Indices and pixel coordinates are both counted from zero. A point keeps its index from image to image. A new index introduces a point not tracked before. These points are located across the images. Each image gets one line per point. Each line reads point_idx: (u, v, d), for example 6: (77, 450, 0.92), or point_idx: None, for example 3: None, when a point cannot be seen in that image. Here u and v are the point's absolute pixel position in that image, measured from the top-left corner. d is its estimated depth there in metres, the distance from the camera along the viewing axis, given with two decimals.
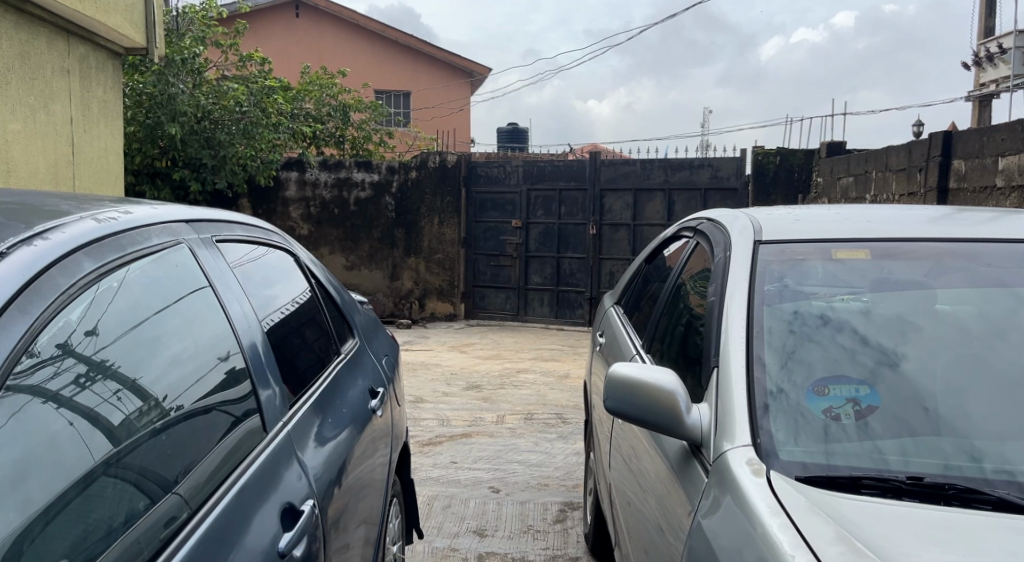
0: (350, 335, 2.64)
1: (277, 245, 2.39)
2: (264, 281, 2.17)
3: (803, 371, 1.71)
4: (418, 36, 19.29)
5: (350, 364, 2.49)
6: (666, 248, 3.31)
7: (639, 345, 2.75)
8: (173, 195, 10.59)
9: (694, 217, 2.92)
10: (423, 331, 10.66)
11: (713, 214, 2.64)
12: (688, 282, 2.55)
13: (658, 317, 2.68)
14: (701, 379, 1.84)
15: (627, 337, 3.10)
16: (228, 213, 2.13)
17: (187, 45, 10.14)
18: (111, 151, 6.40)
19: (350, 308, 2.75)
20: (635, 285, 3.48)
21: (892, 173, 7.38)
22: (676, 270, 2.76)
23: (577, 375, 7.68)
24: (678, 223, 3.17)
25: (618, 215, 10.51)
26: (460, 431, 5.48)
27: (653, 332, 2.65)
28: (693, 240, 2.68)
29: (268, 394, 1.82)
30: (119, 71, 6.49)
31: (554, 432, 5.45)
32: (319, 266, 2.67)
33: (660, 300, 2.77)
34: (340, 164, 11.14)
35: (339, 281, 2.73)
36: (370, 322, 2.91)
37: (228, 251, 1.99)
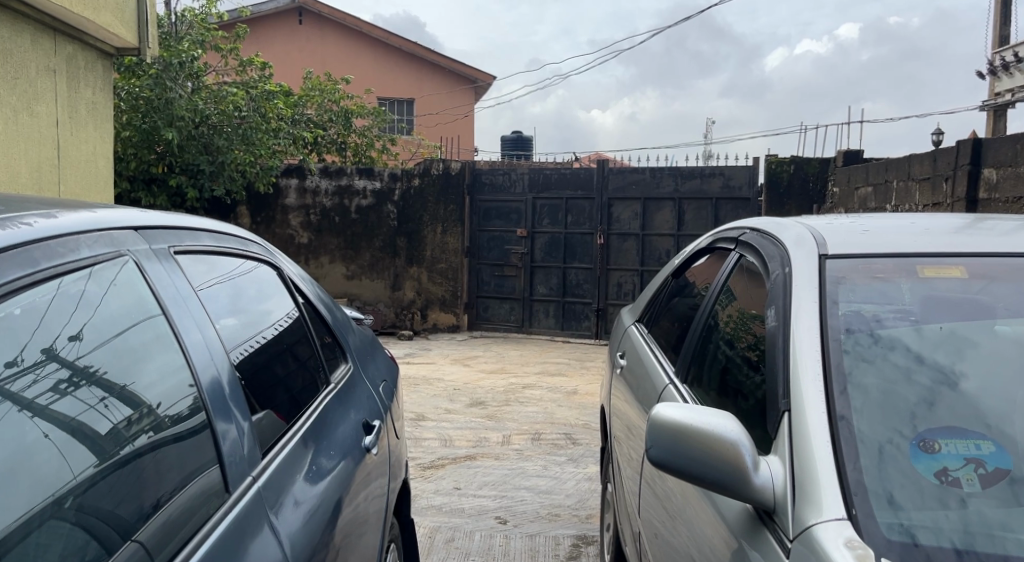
0: (341, 358, 2.33)
1: (257, 256, 2.09)
2: (241, 299, 1.87)
3: (874, 408, 1.43)
4: (421, 43, 19.05)
5: (343, 389, 2.20)
6: (697, 261, 3.00)
7: (672, 371, 2.45)
8: (170, 202, 10.34)
9: (733, 226, 2.62)
10: (424, 343, 10.33)
11: (758, 224, 2.33)
12: (732, 301, 2.24)
13: (694, 341, 2.37)
14: (769, 429, 1.53)
15: (655, 360, 2.80)
16: (194, 219, 1.82)
17: (185, 48, 9.89)
18: (100, 155, 6.14)
19: (342, 325, 2.46)
20: (659, 301, 3.18)
21: (915, 182, 7.09)
22: (714, 286, 2.45)
23: (585, 392, 7.36)
24: (713, 233, 2.86)
25: (627, 225, 10.21)
26: (464, 453, 5.16)
27: (689, 356, 2.35)
28: (735, 252, 2.37)
29: (241, 433, 1.53)
30: (110, 72, 6.23)
31: (563, 455, 5.14)
32: (304, 276, 2.39)
33: (695, 321, 2.46)
34: (341, 171, 10.85)
35: (329, 296, 2.44)
36: (366, 341, 2.61)
37: (196, 265, 1.69)
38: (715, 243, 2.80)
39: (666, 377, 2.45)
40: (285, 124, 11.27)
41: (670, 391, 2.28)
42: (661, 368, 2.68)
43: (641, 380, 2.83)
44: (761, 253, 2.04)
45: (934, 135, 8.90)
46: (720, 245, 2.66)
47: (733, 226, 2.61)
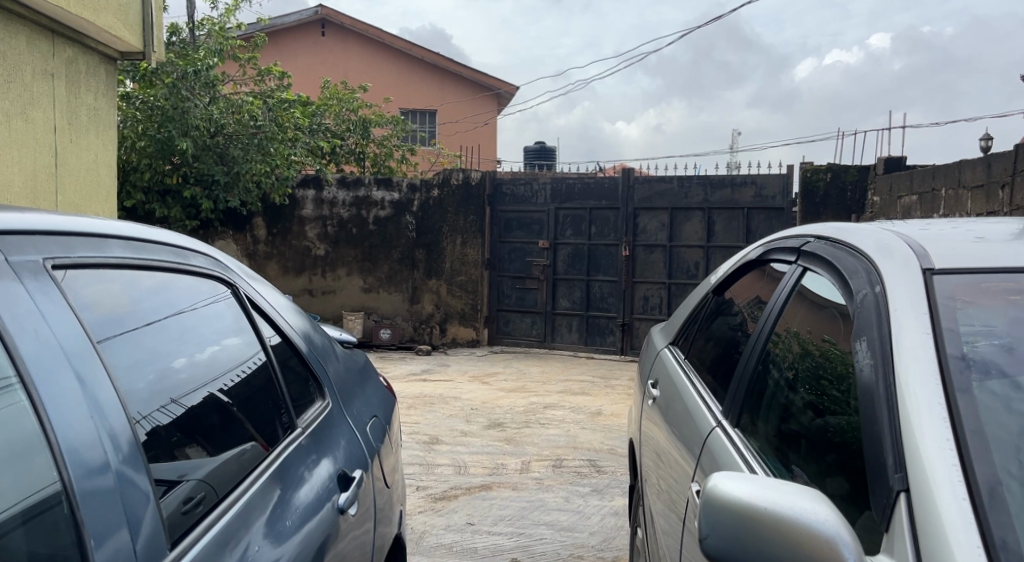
0: (317, 396, 1.96)
1: (201, 271, 1.70)
2: (204, 329, 1.64)
3: (987, 461, 1.07)
4: (443, 54, 18.83)
5: (324, 420, 1.90)
6: (742, 274, 2.59)
7: (721, 409, 2.03)
8: (184, 214, 10.12)
9: (790, 232, 2.23)
10: (443, 359, 9.95)
11: (826, 229, 1.93)
12: (797, 325, 1.84)
13: (753, 374, 1.95)
14: (877, 518, 1.13)
15: (695, 388, 2.37)
16: (105, 222, 1.42)
17: (201, 55, 9.74)
18: (103, 164, 5.88)
19: (316, 342, 2.11)
20: (698, 322, 2.75)
21: (967, 190, 6.64)
22: (770, 308, 2.04)
23: (610, 413, 6.93)
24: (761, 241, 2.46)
25: (654, 236, 9.79)
26: (479, 483, 4.77)
27: (747, 390, 1.93)
28: (799, 263, 1.96)
29: (144, 501, 1.13)
30: (113, 76, 5.96)
31: (587, 485, 4.73)
32: (267, 289, 2.04)
33: (750, 348, 2.06)
34: (359, 181, 10.56)
35: (302, 321, 2.09)
36: (351, 370, 2.24)
37: (99, 287, 1.28)
38: (763, 253, 2.39)
39: (712, 417, 2.03)
40: (301, 134, 11.03)
41: (718, 434, 1.89)
42: (700, 398, 2.26)
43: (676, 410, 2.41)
44: (838, 264, 1.63)
45: (982, 142, 8.40)
46: (773, 257, 2.26)
47: (792, 231, 2.22)
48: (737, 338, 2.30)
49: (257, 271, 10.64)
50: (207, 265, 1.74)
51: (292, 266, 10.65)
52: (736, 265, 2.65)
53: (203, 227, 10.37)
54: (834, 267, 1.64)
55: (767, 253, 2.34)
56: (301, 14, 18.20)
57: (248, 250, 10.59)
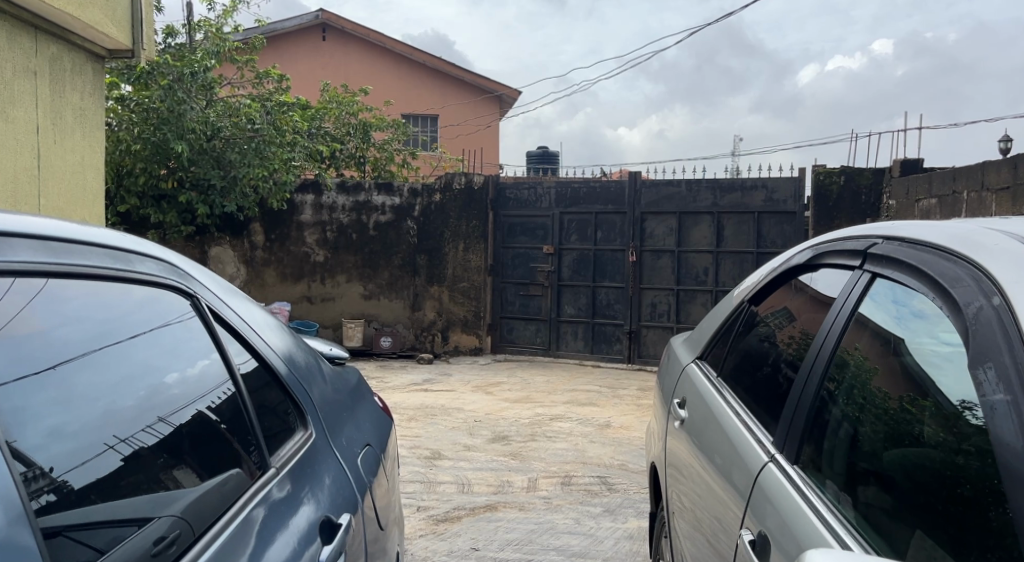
0: (298, 426, 1.69)
1: (148, 277, 1.40)
2: (199, 338, 1.51)
3: None
4: (444, 58, 18.63)
5: (305, 452, 1.64)
6: (776, 282, 2.34)
7: (777, 445, 1.75)
8: (180, 219, 9.88)
9: (846, 233, 1.96)
10: (445, 367, 9.66)
11: (898, 229, 1.67)
12: (870, 347, 1.59)
13: (818, 403, 1.68)
14: None
15: (734, 408, 2.12)
16: (44, 223, 1.18)
17: (199, 57, 9.53)
18: (89, 167, 5.62)
19: (296, 360, 1.83)
20: (731, 336, 2.48)
21: (991, 193, 6.40)
22: (831, 322, 1.77)
23: (619, 425, 6.65)
24: (807, 243, 2.20)
25: (661, 240, 9.52)
26: (484, 502, 4.49)
27: (813, 424, 1.66)
28: (868, 269, 1.69)
29: None
30: (100, 76, 5.72)
31: (598, 505, 4.45)
32: (236, 299, 1.76)
33: (807, 369, 1.79)
34: (359, 186, 10.30)
35: (280, 335, 1.83)
36: (342, 390, 1.98)
37: (24, 306, 1.07)
38: (810, 256, 2.11)
39: (764, 449, 1.79)
40: (301, 138, 10.81)
41: (771, 468, 1.68)
42: (741, 422, 2.01)
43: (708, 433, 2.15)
44: (931, 273, 1.39)
45: (1001, 143, 8.14)
46: (824, 262, 1.99)
47: (850, 232, 1.95)
48: (778, 355, 2.07)
49: (254, 277, 10.37)
50: (158, 270, 1.44)
51: (291, 273, 10.39)
52: (773, 272, 2.38)
53: (199, 233, 10.13)
54: (927, 273, 1.40)
55: (815, 257, 2.07)
56: (302, 18, 18.00)
57: (245, 256, 10.34)
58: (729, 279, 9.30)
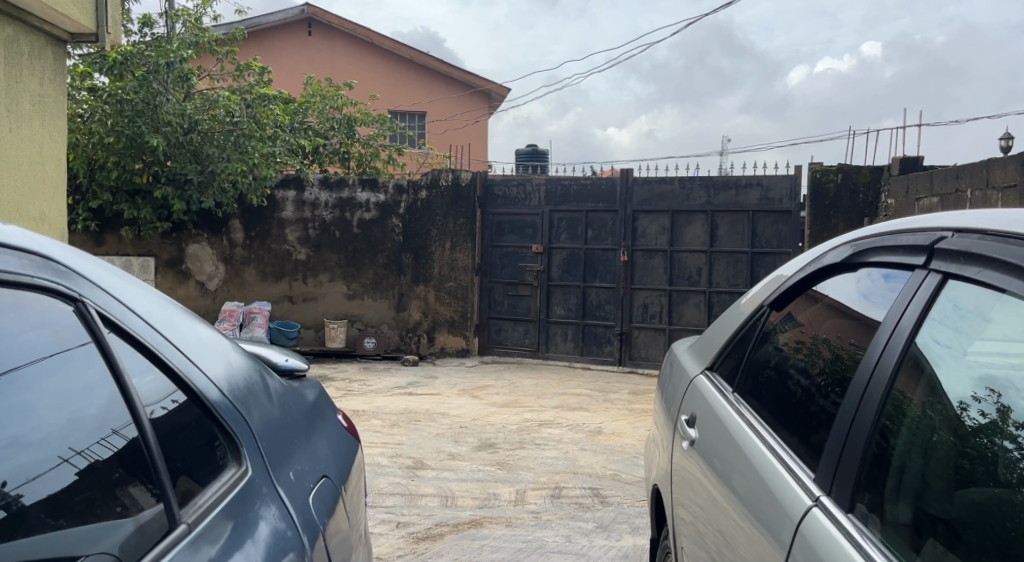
0: (233, 461, 1.40)
1: (8, 277, 1.08)
2: (115, 349, 1.26)
3: None
4: (432, 54, 18.31)
5: (235, 495, 1.33)
6: (802, 284, 2.06)
7: (824, 488, 1.42)
8: (155, 215, 9.56)
9: (897, 225, 1.66)
10: (431, 370, 9.33)
11: (975, 220, 1.36)
12: (925, 363, 1.34)
13: (875, 433, 1.37)
14: None
15: (757, 428, 1.83)
16: None
17: (175, 47, 9.18)
18: (49, 158, 5.28)
19: (229, 375, 1.52)
20: (749, 344, 2.19)
21: (996, 191, 6.18)
22: (888, 334, 1.46)
23: (611, 432, 6.37)
24: (846, 237, 1.90)
25: (654, 240, 9.25)
26: (468, 517, 4.20)
27: (874, 459, 1.35)
28: (938, 269, 1.38)
29: None
30: (61, 62, 5.37)
31: (591, 521, 4.17)
32: (146, 302, 1.43)
33: (858, 392, 1.47)
34: (342, 182, 9.99)
35: (209, 349, 1.52)
36: (298, 410, 1.70)
37: None
38: (849, 254, 1.82)
39: (805, 488, 1.47)
40: (283, 132, 10.47)
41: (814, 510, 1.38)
42: (767, 446, 1.72)
43: (724, 456, 1.86)
44: None
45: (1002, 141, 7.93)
46: (872, 259, 1.69)
47: (902, 223, 1.66)
48: (811, 370, 1.81)
49: (234, 277, 10.01)
50: (18, 266, 1.11)
51: (271, 272, 10.03)
52: (799, 274, 2.09)
53: (176, 230, 9.82)
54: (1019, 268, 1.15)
55: (857, 256, 1.77)
56: (288, 13, 17.63)
57: (224, 254, 9.98)
58: (723, 280, 9.04)
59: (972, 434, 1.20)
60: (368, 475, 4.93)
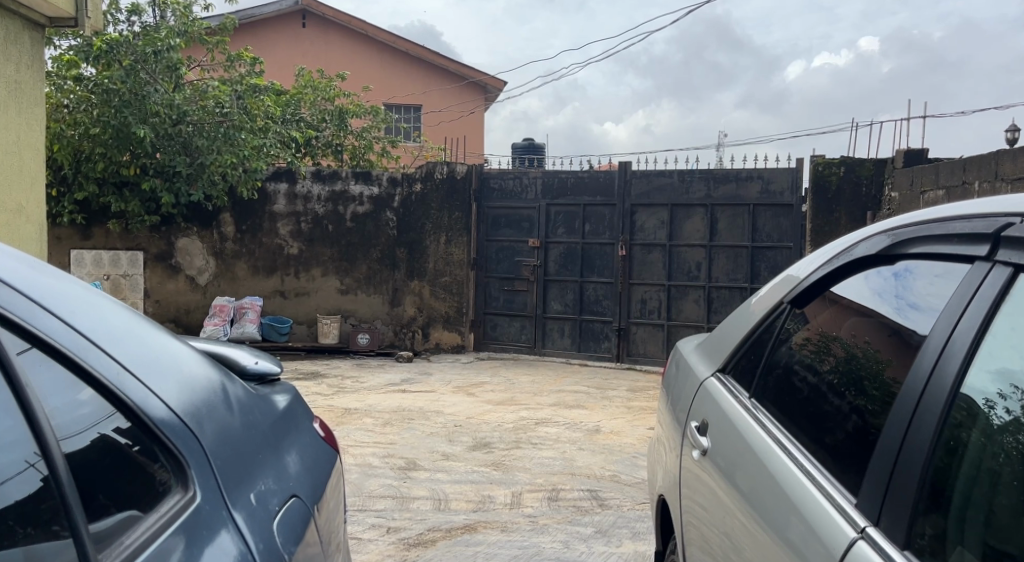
0: (177, 488, 1.22)
1: None
2: (32, 361, 1.09)
3: None
4: (427, 46, 18.11)
5: (180, 525, 1.15)
6: (828, 279, 1.88)
7: (871, 519, 1.22)
8: (144, 208, 9.35)
9: (947, 210, 1.46)
10: (425, 366, 9.14)
11: None
12: (970, 368, 1.18)
13: (930, 454, 1.18)
14: None
15: (781, 438, 1.65)
16: None
17: (163, 35, 8.97)
18: (27, 147, 5.09)
19: (175, 385, 1.35)
20: (766, 346, 2.02)
21: (1005, 183, 6.02)
22: (941, 343, 1.27)
23: (610, 430, 6.20)
24: (884, 224, 1.71)
25: (652, 234, 9.08)
26: (461, 522, 4.03)
27: (941, 482, 1.14)
28: (1006, 261, 1.18)
29: None
30: (39, 48, 5.18)
31: (589, 525, 4.00)
32: (71, 306, 1.26)
33: (906, 411, 1.27)
34: (335, 174, 9.79)
35: (150, 359, 1.35)
36: (262, 424, 1.52)
37: None
38: (887, 245, 1.64)
39: (842, 515, 1.28)
40: (274, 124, 10.26)
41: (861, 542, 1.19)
42: (793, 459, 1.54)
43: (743, 468, 1.68)
44: None
45: (1008, 133, 7.76)
46: (919, 250, 1.50)
47: (951, 208, 1.46)
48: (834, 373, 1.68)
49: (224, 271, 9.80)
50: None
51: (263, 266, 9.82)
52: (825, 267, 1.91)
53: (165, 223, 9.63)
54: None
55: (900, 247, 1.58)
56: (282, 4, 17.37)
57: (215, 248, 9.77)
58: (723, 275, 8.86)
59: (998, 432, 1.10)
60: (358, 476, 4.75)
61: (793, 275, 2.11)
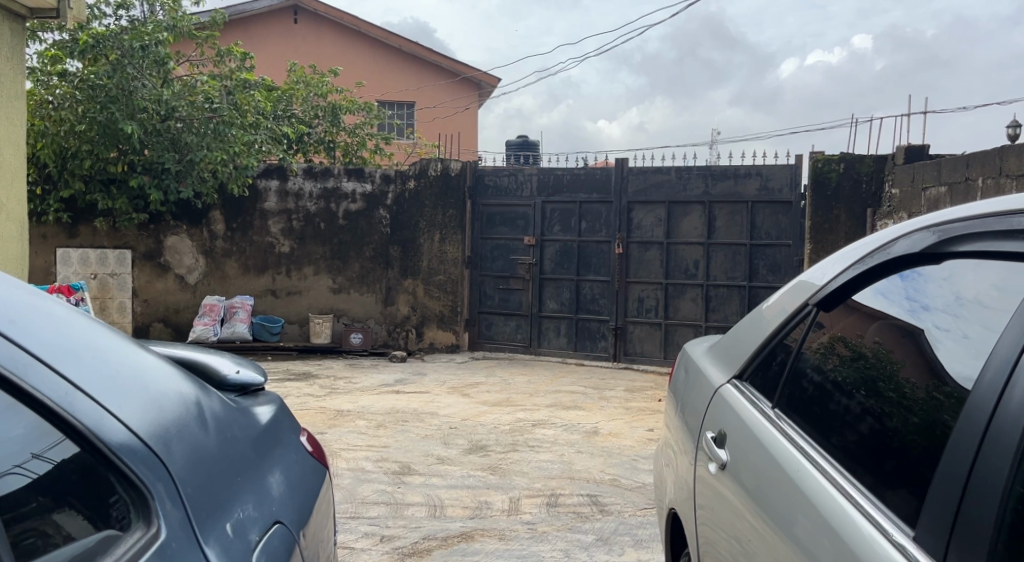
0: (139, 521, 1.09)
1: None
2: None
3: None
4: (420, 43, 17.95)
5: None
6: (870, 281, 1.71)
7: (937, 554, 1.10)
8: (132, 205, 9.18)
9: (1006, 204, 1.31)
10: (419, 366, 9.00)
11: None
12: None
13: (1000, 479, 1.06)
14: None
15: (818, 459, 1.52)
16: None
17: (150, 29, 8.77)
18: (7, 141, 4.93)
19: (135, 403, 1.22)
20: (793, 354, 1.87)
21: (1011, 180, 5.90)
22: (1012, 358, 1.14)
23: (609, 432, 6.06)
24: (927, 219, 1.56)
25: (649, 232, 8.95)
26: (457, 529, 3.89)
27: (1020, 511, 1.01)
28: None
29: None
30: (21, 40, 5.02)
31: (591, 533, 3.87)
32: (24, 322, 1.16)
33: (974, 434, 1.15)
34: (327, 172, 9.63)
35: (115, 376, 1.24)
36: (241, 444, 1.40)
37: None
38: (933, 243, 1.49)
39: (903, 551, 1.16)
40: (265, 120, 10.08)
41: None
42: (834, 483, 1.42)
43: (774, 488, 1.55)
44: None
45: (1011, 129, 7.65)
46: (971, 247, 1.36)
47: (1006, 203, 1.32)
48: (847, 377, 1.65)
49: (214, 270, 9.63)
50: None
51: (254, 264, 9.66)
52: (857, 267, 1.77)
53: (154, 221, 9.45)
54: None
55: (949, 244, 1.44)
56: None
57: (205, 246, 9.60)
58: (721, 273, 8.74)
59: None
60: (351, 481, 4.61)
61: (817, 280, 1.97)
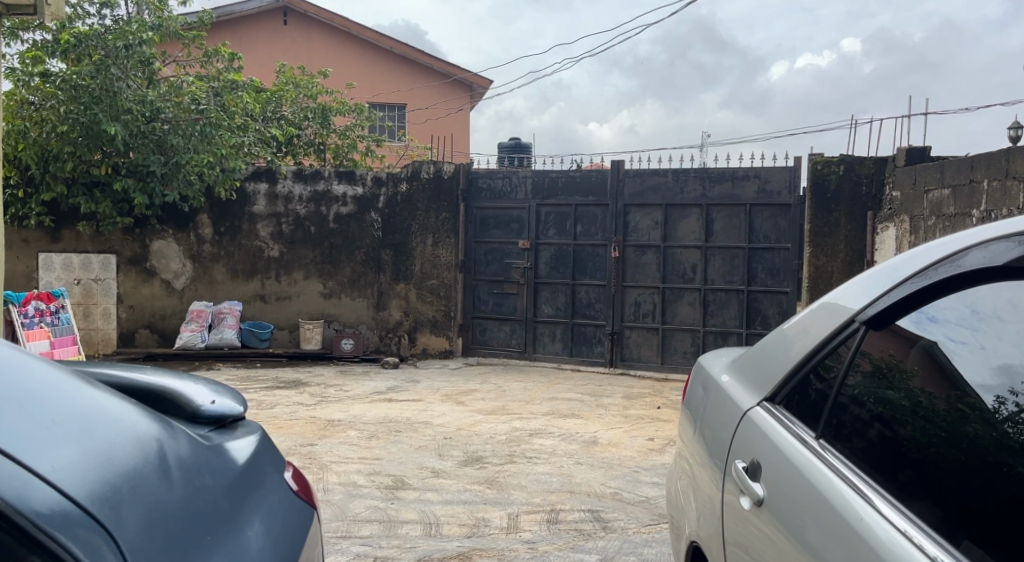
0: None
1: None
2: None
3: None
4: (411, 45, 17.78)
5: None
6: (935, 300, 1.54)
7: None
8: (116, 209, 8.95)
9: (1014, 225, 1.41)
10: (411, 372, 8.79)
11: None
12: None
13: None
14: None
15: (875, 493, 1.38)
16: None
17: (134, 28, 8.55)
18: None
19: (73, 458, 1.15)
20: (843, 378, 1.67)
21: (1018, 181, 5.76)
22: None
23: (609, 442, 5.88)
24: (1008, 228, 1.41)
25: (646, 235, 8.79)
26: (455, 550, 3.70)
27: None
28: None
29: None
30: None
31: (594, 553, 3.69)
32: None
33: None
34: (317, 174, 9.43)
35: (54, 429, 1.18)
36: (207, 491, 1.34)
37: None
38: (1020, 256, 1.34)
39: None
40: (253, 122, 9.87)
41: None
42: (901, 530, 1.27)
43: (828, 528, 1.39)
44: None
45: (1012, 131, 7.54)
46: None
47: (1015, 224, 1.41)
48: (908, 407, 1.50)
49: (202, 275, 9.39)
50: None
51: (243, 269, 9.44)
52: (916, 282, 1.60)
53: (139, 225, 9.23)
54: None
55: None
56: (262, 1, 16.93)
57: (192, 251, 9.37)
58: (719, 276, 8.59)
59: None
60: (342, 497, 4.42)
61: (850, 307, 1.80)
